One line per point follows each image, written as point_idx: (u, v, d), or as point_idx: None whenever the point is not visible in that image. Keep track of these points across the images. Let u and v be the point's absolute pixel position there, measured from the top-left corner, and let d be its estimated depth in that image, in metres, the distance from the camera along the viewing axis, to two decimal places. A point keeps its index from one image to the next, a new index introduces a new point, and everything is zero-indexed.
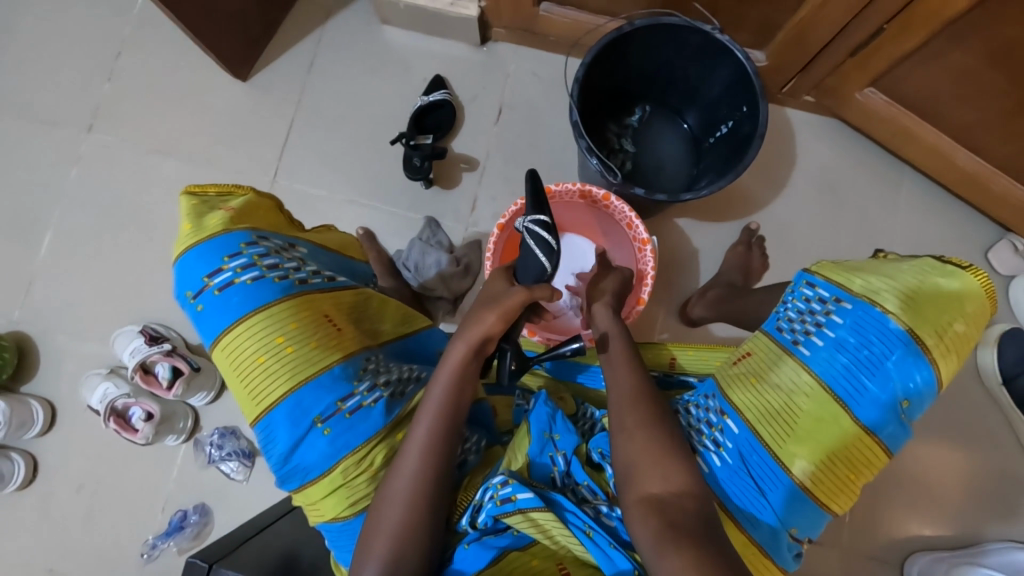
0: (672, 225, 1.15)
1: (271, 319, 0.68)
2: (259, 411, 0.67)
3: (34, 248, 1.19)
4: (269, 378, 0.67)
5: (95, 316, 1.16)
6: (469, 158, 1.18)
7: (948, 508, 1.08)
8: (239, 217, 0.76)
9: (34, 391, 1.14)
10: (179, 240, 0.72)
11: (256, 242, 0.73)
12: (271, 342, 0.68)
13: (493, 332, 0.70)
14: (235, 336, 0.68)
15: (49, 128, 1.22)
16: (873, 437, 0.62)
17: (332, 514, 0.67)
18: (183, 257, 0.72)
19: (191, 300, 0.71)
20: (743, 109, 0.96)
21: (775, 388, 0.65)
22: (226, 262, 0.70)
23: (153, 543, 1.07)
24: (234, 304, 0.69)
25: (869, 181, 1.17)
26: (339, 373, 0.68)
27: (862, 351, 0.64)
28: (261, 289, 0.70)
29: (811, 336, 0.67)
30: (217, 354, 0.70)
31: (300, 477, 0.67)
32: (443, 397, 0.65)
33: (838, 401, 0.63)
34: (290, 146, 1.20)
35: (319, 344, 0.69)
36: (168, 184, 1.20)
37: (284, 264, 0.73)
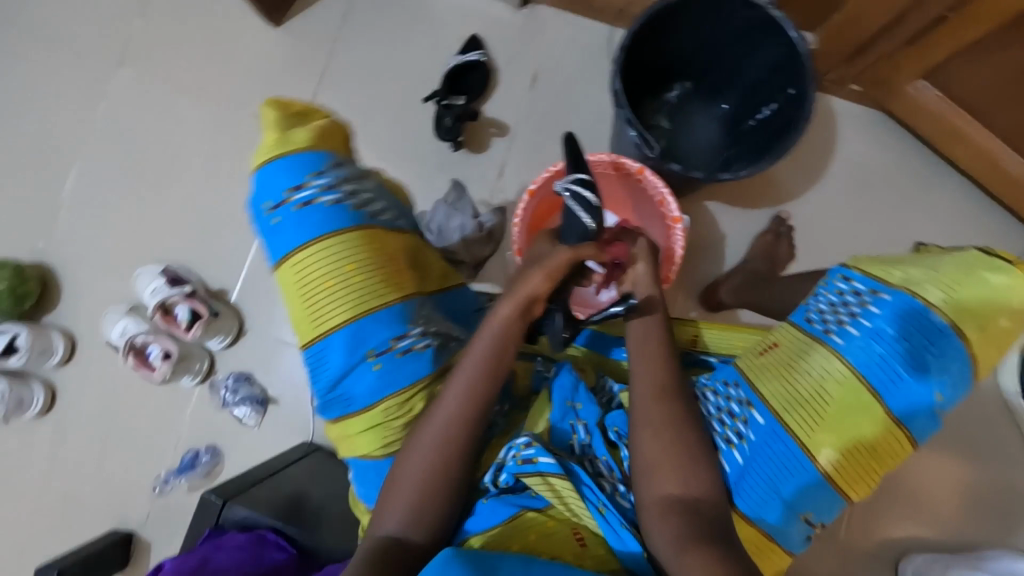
0: (701, 208, 1.13)
1: (343, 246, 0.70)
2: (317, 334, 0.70)
3: (60, 180, 1.19)
4: (334, 304, 0.70)
5: (118, 253, 1.17)
6: (500, 123, 1.16)
7: (949, 513, 1.09)
8: (322, 136, 0.76)
9: (55, 322, 1.16)
10: (264, 148, 0.73)
11: (338, 166, 0.74)
12: (341, 269, 0.70)
13: (538, 295, 0.66)
14: (306, 257, 0.70)
15: (79, 60, 1.21)
16: (900, 427, 0.62)
17: (365, 450, 0.71)
18: (266, 166, 0.72)
19: (269, 212, 0.72)
20: (790, 91, 0.94)
21: (806, 376, 0.64)
22: (310, 179, 0.71)
23: (164, 479, 1.10)
24: (313, 223, 0.70)
25: (908, 180, 1.14)
26: (396, 314, 0.71)
27: (897, 342, 0.63)
28: (339, 214, 0.71)
29: (845, 326, 0.65)
30: (283, 269, 0.72)
31: (344, 406, 0.71)
32: (484, 355, 0.65)
33: (871, 390, 0.62)
34: (320, 97, 1.19)
35: (383, 279, 0.71)
36: (195, 127, 1.19)
37: (360, 194, 0.74)
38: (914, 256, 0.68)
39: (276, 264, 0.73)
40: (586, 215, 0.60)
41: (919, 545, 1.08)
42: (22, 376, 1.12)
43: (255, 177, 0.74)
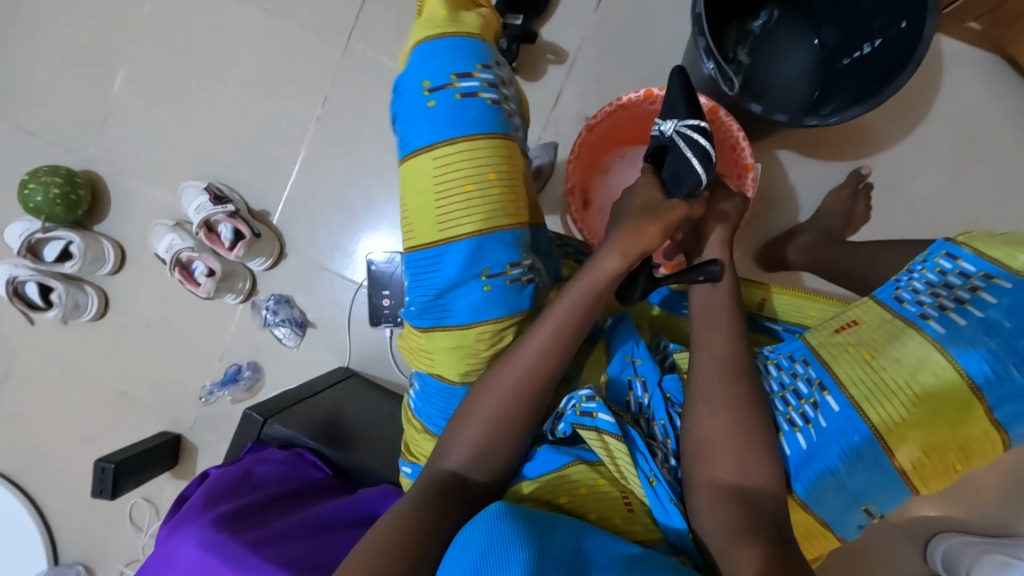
0: (772, 157, 1.03)
1: (491, 153, 0.65)
2: (439, 236, 0.64)
3: (105, 85, 1.16)
4: (467, 209, 0.64)
5: (163, 166, 1.16)
6: (558, 48, 1.06)
7: (993, 498, 1.04)
8: (489, 31, 0.70)
9: (106, 231, 1.18)
10: (435, 20, 0.66)
11: (500, 65, 0.68)
12: (484, 176, 0.64)
13: (650, 247, 0.64)
14: (452, 152, 0.64)
15: None
16: (1000, 432, 0.54)
17: (443, 369, 0.66)
18: (436, 40, 0.65)
19: (423, 91, 0.65)
20: (902, 24, 0.80)
21: (894, 363, 0.56)
22: (478, 71, 0.65)
23: (209, 390, 1.15)
24: (471, 118, 0.64)
25: (1018, 138, 1.00)
26: (518, 239, 0.66)
27: (1014, 337, 0.54)
28: (495, 118, 0.65)
29: (948, 313, 0.57)
30: (421, 158, 0.65)
31: (439, 318, 0.65)
32: (581, 302, 0.62)
33: (973, 387, 0.54)
34: (368, 9, 1.11)
35: (517, 201, 0.66)
36: (239, 36, 1.13)
37: (511, 101, 0.68)
38: None
39: (407, 152, 0.66)
40: (701, 165, 0.64)
41: (954, 525, 1.05)
42: (76, 281, 1.16)
43: (414, 52, 0.66)
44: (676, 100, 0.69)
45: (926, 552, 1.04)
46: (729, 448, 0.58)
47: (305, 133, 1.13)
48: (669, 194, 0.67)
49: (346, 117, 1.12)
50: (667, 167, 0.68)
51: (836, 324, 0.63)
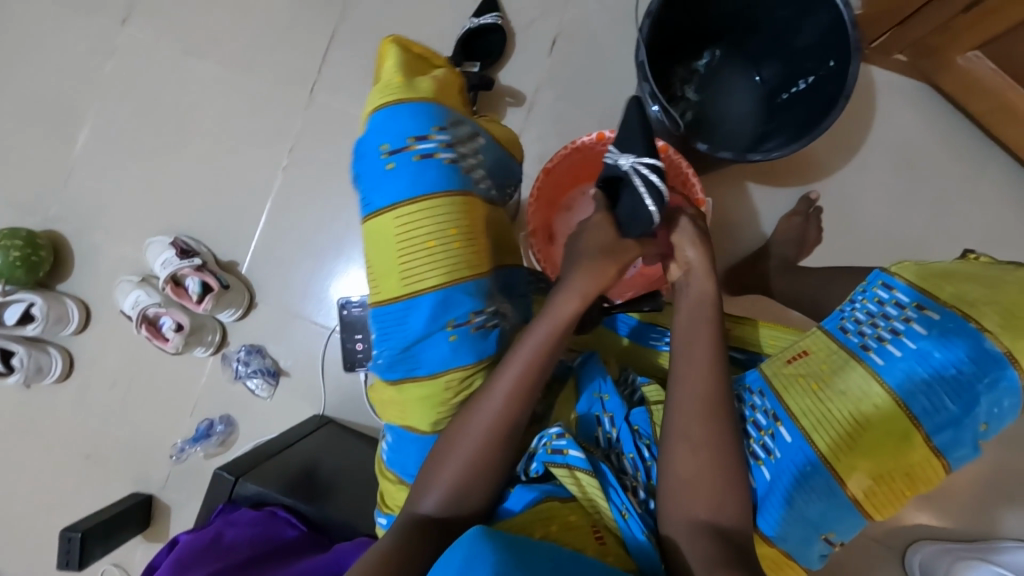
0: (726, 185, 1.08)
1: (452, 208, 0.66)
2: (403, 292, 0.66)
3: (67, 145, 1.16)
4: (429, 264, 0.65)
5: (128, 222, 1.15)
6: (516, 91, 1.10)
7: (963, 504, 1.07)
8: (444, 91, 0.72)
9: (70, 290, 1.16)
10: (389, 88, 0.68)
11: (455, 123, 0.70)
12: (446, 232, 0.66)
13: (606, 286, 0.67)
14: (413, 210, 0.66)
15: (82, 18, 1.15)
16: (941, 459, 0.57)
17: (413, 419, 0.67)
18: (394, 106, 0.67)
19: (383, 153, 0.67)
20: (831, 63, 0.87)
21: (840, 396, 0.59)
22: (435, 132, 0.67)
23: (181, 447, 1.12)
24: (429, 177, 0.66)
25: (951, 158, 1.07)
26: (482, 288, 0.68)
27: (945, 367, 0.57)
28: (454, 175, 0.67)
29: (886, 345, 0.60)
30: (383, 218, 0.66)
31: (408, 369, 0.67)
32: (543, 345, 0.63)
33: (910, 418, 0.57)
34: (329, 60, 1.13)
35: (481, 252, 0.68)
36: (202, 91, 1.14)
37: (469, 157, 0.70)
38: (972, 268, 0.62)
39: (370, 213, 0.68)
40: (654, 203, 0.64)
41: (928, 534, 1.07)
42: (39, 343, 1.13)
43: (372, 118, 0.68)
44: (632, 134, 0.68)
45: (904, 562, 1.06)
46: (692, 482, 0.58)
47: (272, 183, 1.14)
48: (626, 233, 0.68)
49: (312, 165, 1.13)
50: (621, 204, 0.68)
51: (787, 355, 0.65)
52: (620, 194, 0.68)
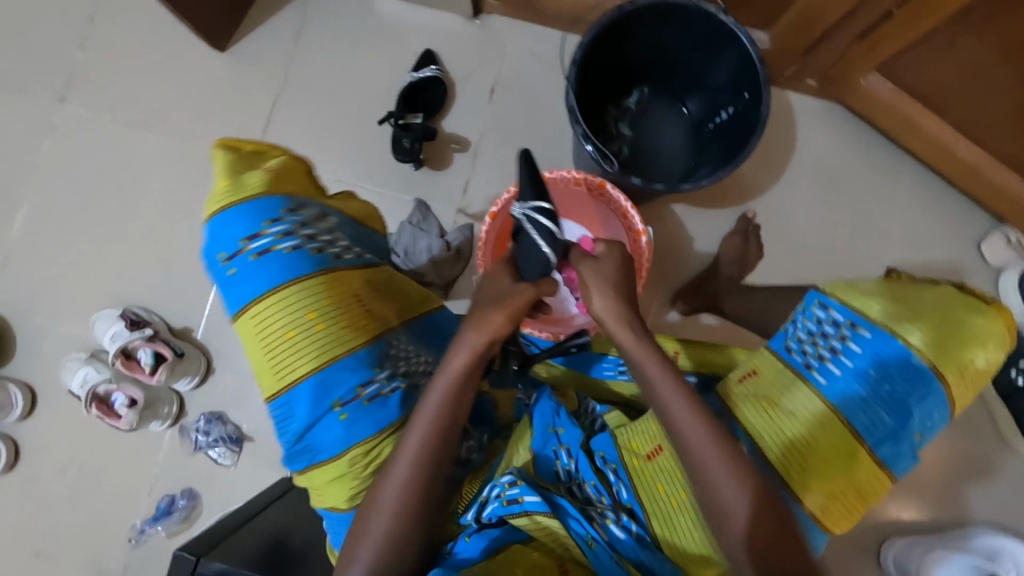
0: (668, 211, 1.13)
1: (304, 293, 0.67)
2: (281, 386, 0.66)
3: (6, 224, 1.13)
4: (296, 354, 0.66)
5: (73, 298, 1.12)
6: (461, 138, 1.14)
7: (928, 495, 1.11)
8: (279, 180, 0.73)
9: (13, 374, 1.11)
10: (214, 198, 0.69)
11: (295, 209, 0.71)
12: (302, 317, 0.66)
13: (499, 335, 0.65)
14: (264, 306, 0.67)
15: (17, 97, 1.14)
16: (884, 469, 0.63)
17: (332, 501, 0.67)
18: (220, 214, 0.69)
19: (222, 263, 0.69)
20: (745, 96, 0.94)
21: (789, 414, 0.65)
22: (266, 227, 0.68)
23: (141, 528, 1.07)
24: (272, 271, 0.67)
25: (869, 170, 1.15)
26: (363, 358, 0.68)
27: (880, 383, 0.64)
28: (299, 260, 0.68)
29: (827, 364, 0.66)
30: (243, 322, 0.68)
31: (309, 457, 0.67)
32: (441, 403, 0.62)
33: (853, 434, 0.63)
34: (274, 121, 1.14)
35: (351, 325, 0.68)
36: (145, 160, 1.14)
37: (320, 236, 0.71)
38: (894, 287, 0.70)
39: (234, 319, 0.69)
40: (547, 245, 0.67)
41: (898, 529, 1.10)
42: None
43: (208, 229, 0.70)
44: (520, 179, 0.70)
45: (879, 561, 1.08)
46: None
47: None
48: (523, 277, 0.70)
49: None
50: (518, 250, 0.71)
51: (739, 376, 0.71)
52: (519, 239, 0.71)
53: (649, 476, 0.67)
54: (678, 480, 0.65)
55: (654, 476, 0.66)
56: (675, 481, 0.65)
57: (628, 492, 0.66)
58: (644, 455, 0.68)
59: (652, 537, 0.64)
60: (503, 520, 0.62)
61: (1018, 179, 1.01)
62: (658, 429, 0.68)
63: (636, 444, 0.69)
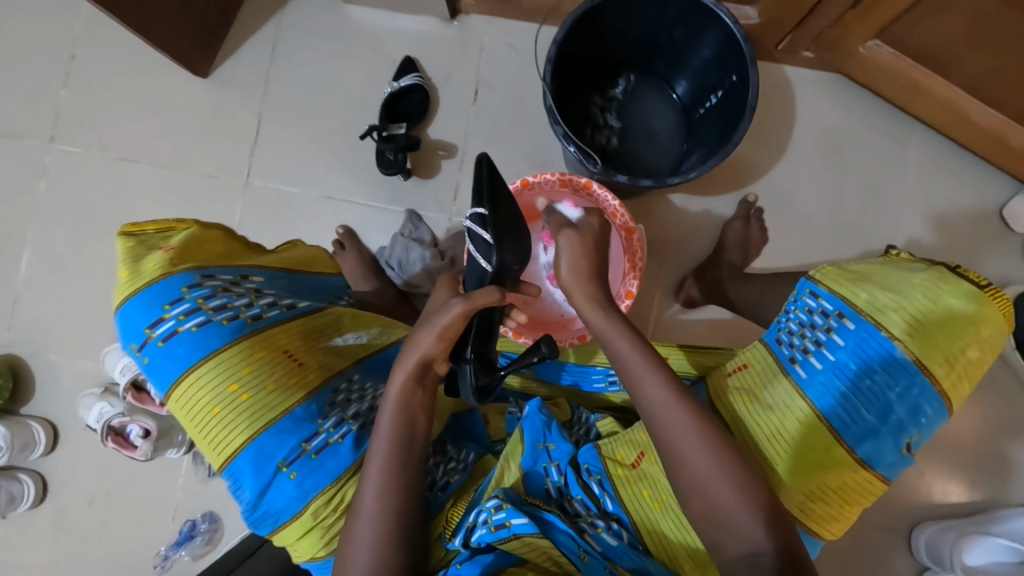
0: (665, 201, 1.09)
1: (220, 366, 0.65)
2: (221, 461, 0.66)
3: (12, 267, 1.15)
4: (226, 428, 0.64)
5: (83, 334, 1.14)
6: (447, 144, 1.12)
7: (958, 474, 1.07)
8: (179, 256, 0.72)
9: (33, 412, 1.14)
10: (118, 289, 0.69)
11: (198, 283, 0.69)
12: (225, 391, 0.65)
13: (431, 352, 0.63)
14: (186, 388, 0.66)
15: (11, 140, 1.16)
16: (866, 467, 0.64)
17: (309, 554, 0.67)
18: (124, 306, 0.68)
19: (137, 353, 0.68)
20: (733, 77, 0.90)
21: (768, 409, 0.67)
22: (168, 310, 0.67)
23: (166, 554, 1.10)
24: (181, 353, 0.66)
25: (877, 139, 1.09)
26: (302, 414, 0.67)
27: (860, 377, 0.65)
28: (209, 335, 0.66)
29: (810, 357, 0.68)
30: (172, 405, 0.67)
31: (271, 521, 0.66)
32: (392, 433, 0.61)
33: (832, 431, 0.64)
34: (260, 142, 1.14)
35: (278, 386, 0.66)
36: (138, 193, 1.15)
37: (233, 303, 0.70)
38: (886, 273, 0.69)
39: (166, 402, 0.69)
40: (483, 258, 0.73)
41: (928, 511, 1.07)
42: (9, 472, 1.11)
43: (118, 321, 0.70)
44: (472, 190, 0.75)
45: (910, 546, 1.05)
46: None
47: None
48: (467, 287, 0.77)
49: None
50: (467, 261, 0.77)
51: (731, 367, 0.74)
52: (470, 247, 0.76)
53: (635, 483, 0.67)
54: (660, 483, 0.66)
55: (641, 483, 0.67)
56: (655, 483, 0.66)
57: (614, 503, 0.66)
58: (630, 465, 0.68)
59: (642, 542, 0.65)
60: (494, 545, 0.61)
61: None
62: (643, 437, 0.68)
63: (621, 454, 0.69)
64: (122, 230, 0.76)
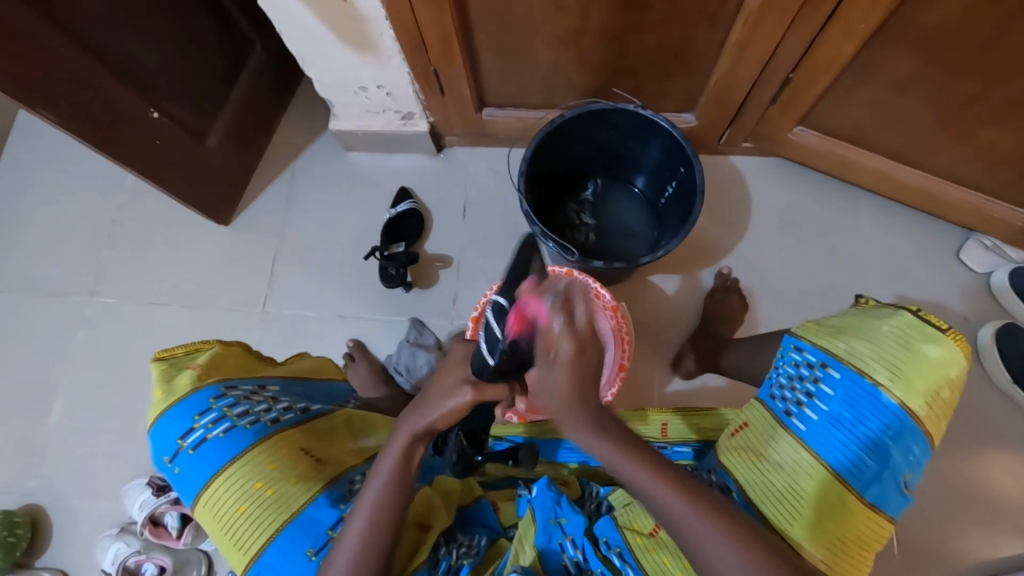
0: (647, 283, 1.18)
1: (247, 466, 0.69)
2: (247, 561, 0.66)
3: (43, 417, 1.22)
4: (251, 525, 0.67)
5: (104, 475, 1.17)
6: (443, 256, 1.24)
7: (1001, 523, 1.03)
8: (207, 371, 0.80)
9: (49, 563, 1.13)
10: (153, 407, 0.75)
11: (224, 394, 0.76)
12: (250, 488, 0.68)
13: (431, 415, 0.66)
14: (215, 490, 0.69)
15: (52, 299, 1.29)
16: (878, 514, 0.63)
17: None
18: (157, 423, 0.74)
19: (167, 464, 0.72)
20: (682, 170, 1.04)
21: (776, 466, 0.66)
22: (198, 420, 0.73)
23: None
24: (210, 458, 0.70)
25: (827, 207, 1.21)
26: (325, 501, 0.69)
27: (856, 426, 0.64)
28: (235, 439, 0.71)
29: (805, 409, 0.68)
30: (200, 512, 0.70)
31: None
32: (388, 489, 0.63)
33: (840, 480, 0.63)
34: (276, 274, 1.26)
35: (300, 478, 0.70)
36: (165, 333, 1.25)
37: (255, 409, 0.75)
38: (856, 322, 0.71)
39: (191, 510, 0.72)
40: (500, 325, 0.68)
41: (982, 566, 1.02)
42: None
43: (151, 434, 0.75)
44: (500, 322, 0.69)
45: None
46: None
47: None
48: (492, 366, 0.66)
49: None
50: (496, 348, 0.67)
51: (734, 428, 0.73)
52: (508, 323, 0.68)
53: (655, 552, 0.66)
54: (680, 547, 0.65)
55: (660, 551, 0.66)
56: (678, 551, 0.65)
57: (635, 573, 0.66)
58: (648, 534, 0.68)
59: None
60: None
61: (965, 189, 1.07)
62: None
63: (639, 523, 0.70)
64: (155, 356, 0.83)
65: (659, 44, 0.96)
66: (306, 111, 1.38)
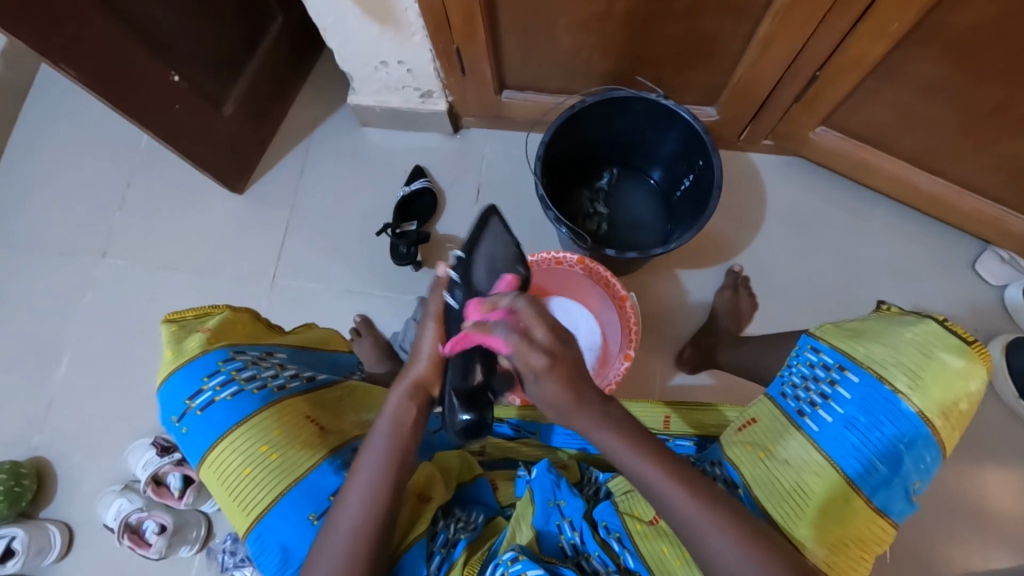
0: (656, 276, 1.18)
1: (253, 430, 0.70)
2: (250, 523, 0.68)
3: (51, 373, 1.23)
4: (255, 487, 0.68)
5: (109, 434, 1.19)
6: (453, 237, 1.24)
7: (996, 535, 1.03)
8: (216, 336, 0.81)
9: (52, 515, 1.15)
10: (162, 367, 0.76)
11: (232, 358, 0.77)
12: (256, 452, 0.69)
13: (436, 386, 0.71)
14: (220, 452, 0.70)
15: (64, 258, 1.30)
16: (883, 518, 0.63)
17: None
18: (165, 383, 0.75)
19: (175, 424, 0.73)
20: (700, 163, 1.03)
21: (784, 464, 0.66)
22: (206, 382, 0.74)
23: None
24: (217, 420, 0.71)
25: (843, 210, 1.20)
26: (328, 468, 0.70)
27: (871, 431, 0.64)
28: (242, 402, 0.72)
29: (818, 410, 0.68)
30: (205, 472, 0.71)
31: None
32: (392, 456, 0.64)
33: (849, 483, 0.63)
34: (287, 246, 1.27)
35: (305, 445, 0.71)
36: (174, 297, 1.26)
37: (262, 374, 0.76)
38: (877, 328, 0.71)
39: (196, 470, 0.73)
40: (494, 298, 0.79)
41: None
42: None
43: (160, 393, 0.76)
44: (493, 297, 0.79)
45: None
46: None
47: None
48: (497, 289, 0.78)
49: None
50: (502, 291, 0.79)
51: (741, 423, 0.74)
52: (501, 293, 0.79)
53: (653, 539, 0.67)
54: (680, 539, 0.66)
55: (658, 538, 0.67)
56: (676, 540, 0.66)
57: (634, 559, 0.66)
58: (648, 521, 0.69)
59: None
60: None
61: (985, 200, 1.06)
62: None
63: (639, 511, 0.71)
64: (164, 318, 0.84)
65: (685, 35, 0.94)
66: (324, 84, 1.37)
